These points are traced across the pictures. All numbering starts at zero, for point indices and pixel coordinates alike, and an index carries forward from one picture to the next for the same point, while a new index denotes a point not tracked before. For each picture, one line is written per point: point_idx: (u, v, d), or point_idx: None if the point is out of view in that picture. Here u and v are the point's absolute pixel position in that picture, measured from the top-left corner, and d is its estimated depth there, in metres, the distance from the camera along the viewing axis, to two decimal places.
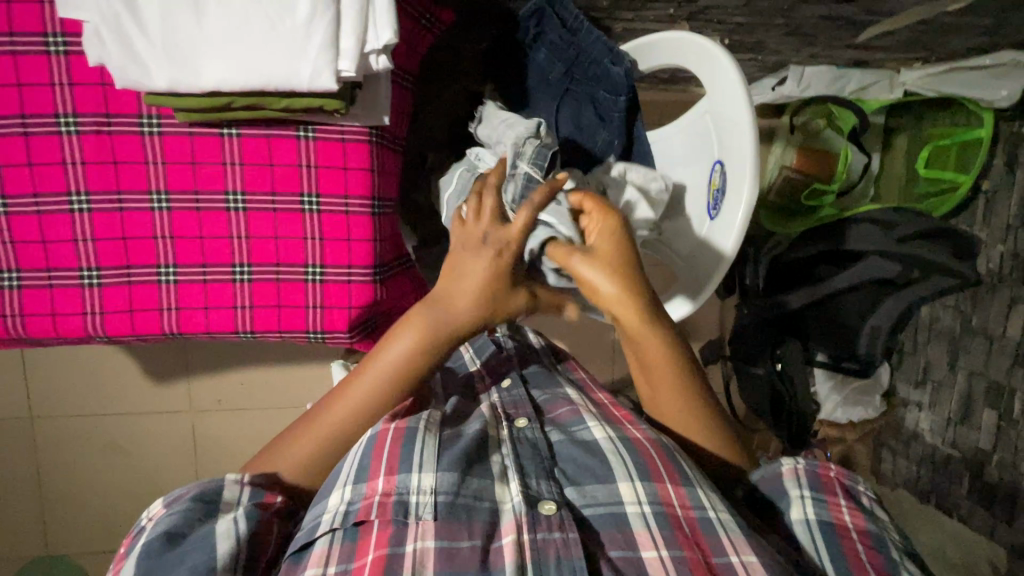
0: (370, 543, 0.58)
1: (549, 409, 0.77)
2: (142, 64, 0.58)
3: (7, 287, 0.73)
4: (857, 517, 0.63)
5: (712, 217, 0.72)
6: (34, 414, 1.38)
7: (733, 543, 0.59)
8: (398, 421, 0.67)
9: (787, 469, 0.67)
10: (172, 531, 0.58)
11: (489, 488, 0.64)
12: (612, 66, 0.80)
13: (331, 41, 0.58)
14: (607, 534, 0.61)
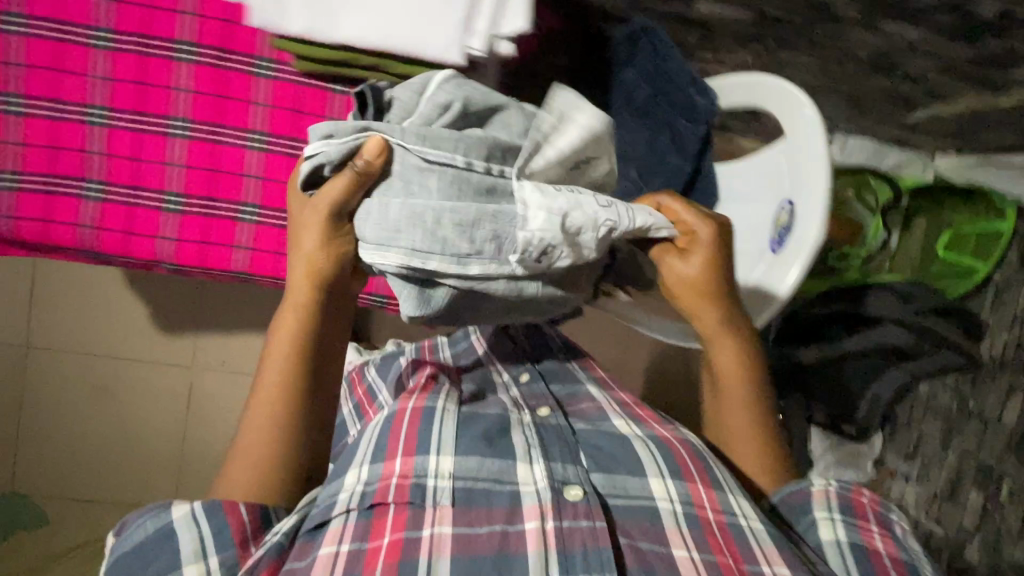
0: (383, 526, 0.62)
1: (568, 404, 0.84)
2: (281, 5, 0.58)
3: (91, 198, 0.81)
4: (889, 545, 0.64)
5: (775, 251, 0.75)
6: (32, 345, 1.35)
7: (764, 554, 0.61)
8: (416, 401, 0.74)
9: (819, 490, 0.69)
10: (135, 542, 0.59)
11: (510, 469, 0.67)
12: (697, 97, 0.83)
13: (468, 18, 0.58)
14: (636, 526, 0.63)
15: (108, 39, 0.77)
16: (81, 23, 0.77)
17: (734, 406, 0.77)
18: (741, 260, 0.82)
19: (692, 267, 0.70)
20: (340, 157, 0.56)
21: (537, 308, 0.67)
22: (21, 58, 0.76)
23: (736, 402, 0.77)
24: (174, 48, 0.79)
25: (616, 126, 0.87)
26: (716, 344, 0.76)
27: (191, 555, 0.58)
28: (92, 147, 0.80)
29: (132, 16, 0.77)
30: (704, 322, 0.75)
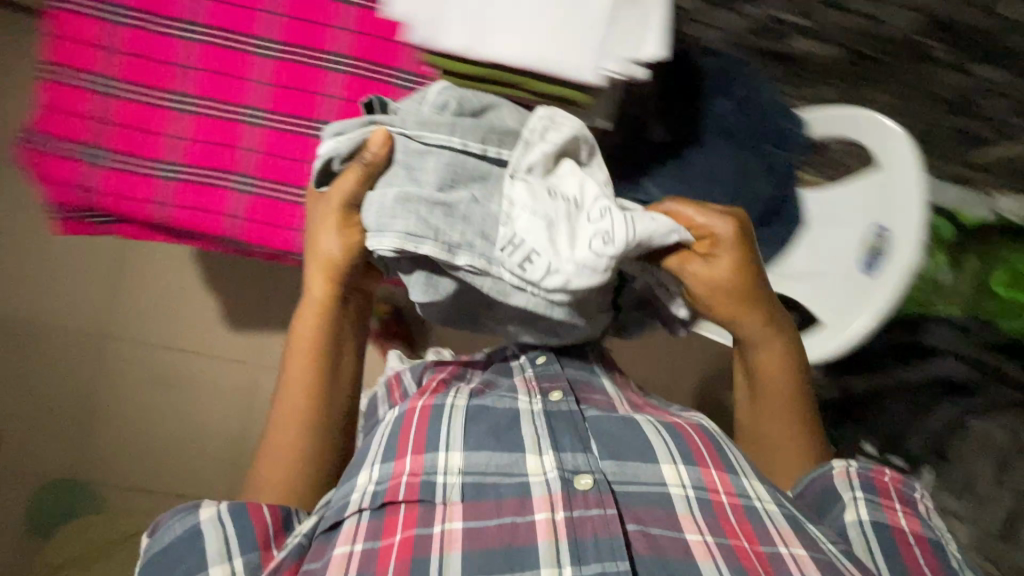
0: (395, 523, 0.68)
1: (583, 392, 0.83)
2: (442, 24, 0.64)
3: (240, 191, 0.85)
4: (912, 524, 0.70)
5: (870, 275, 0.78)
6: (108, 333, 1.41)
7: (782, 533, 0.67)
8: (425, 400, 0.78)
9: (840, 470, 0.75)
10: (166, 543, 0.67)
11: (520, 463, 0.71)
12: (789, 128, 0.90)
13: (611, 45, 0.63)
14: (653, 512, 0.68)
15: (268, 48, 0.83)
16: (251, 35, 0.83)
17: (773, 407, 0.81)
18: (829, 284, 0.85)
19: (715, 268, 0.73)
20: (348, 152, 0.66)
21: (538, 330, 0.76)
22: (196, 63, 0.83)
23: (777, 404, 0.81)
24: (322, 58, 0.84)
25: (708, 153, 0.91)
26: (758, 348, 0.80)
27: (217, 556, 0.65)
28: (248, 146, 0.84)
29: (291, 29, 0.83)
30: (747, 326, 0.78)
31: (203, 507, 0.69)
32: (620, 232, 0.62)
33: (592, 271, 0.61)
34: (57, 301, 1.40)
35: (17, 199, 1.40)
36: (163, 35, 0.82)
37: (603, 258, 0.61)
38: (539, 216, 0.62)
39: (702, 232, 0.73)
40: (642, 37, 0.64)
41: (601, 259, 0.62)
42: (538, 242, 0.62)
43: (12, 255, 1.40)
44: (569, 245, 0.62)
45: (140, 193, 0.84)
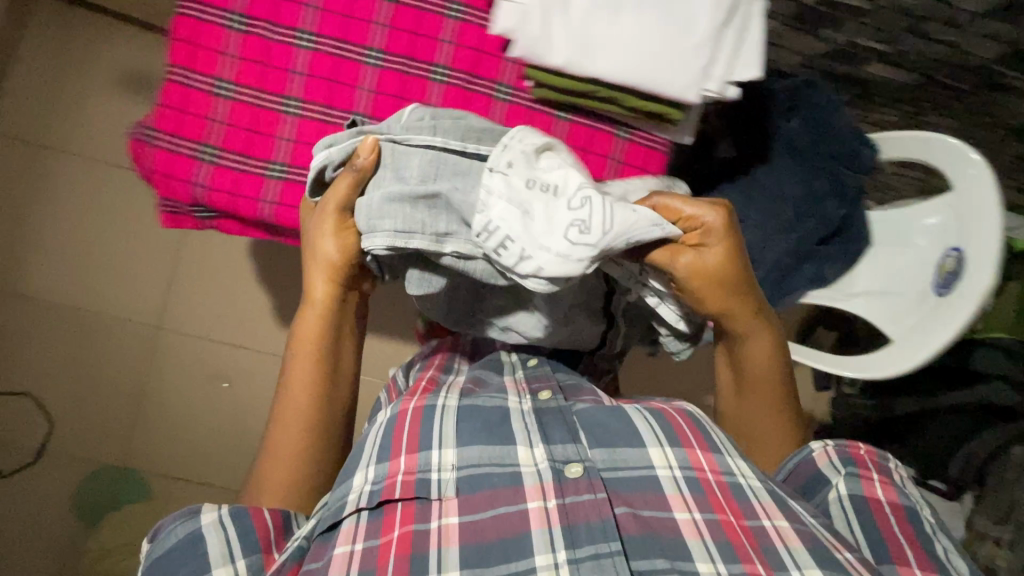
0: (394, 521, 0.66)
1: (573, 391, 0.83)
2: (549, 41, 0.66)
3: None
4: (889, 493, 0.70)
5: (942, 294, 0.79)
6: (162, 325, 1.44)
7: (765, 508, 0.66)
8: (416, 400, 0.75)
9: (819, 452, 0.75)
10: (167, 547, 0.64)
11: (512, 453, 0.70)
12: (860, 147, 0.91)
13: (711, 66, 0.66)
14: (641, 496, 0.67)
15: (310, 39, 0.72)
16: (333, 36, 0.72)
17: (762, 400, 0.82)
18: (900, 299, 0.87)
19: (704, 260, 0.69)
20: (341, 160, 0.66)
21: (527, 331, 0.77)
22: (236, 49, 0.72)
23: (766, 398, 0.82)
24: (365, 53, 0.73)
25: (777, 171, 0.94)
26: (750, 345, 0.80)
27: (219, 558, 0.63)
28: (284, 135, 0.73)
29: (336, 18, 0.72)
30: (739, 323, 0.78)
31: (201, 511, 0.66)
32: (599, 224, 0.60)
33: (568, 261, 0.60)
34: (111, 293, 1.43)
35: (73, 192, 1.41)
36: (205, 17, 0.71)
37: (580, 249, 0.59)
38: (515, 205, 0.60)
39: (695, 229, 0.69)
40: (739, 61, 0.68)
41: (577, 249, 0.60)
42: (515, 231, 0.60)
43: (67, 249, 1.41)
44: (546, 234, 0.60)
45: (175, 175, 0.72)
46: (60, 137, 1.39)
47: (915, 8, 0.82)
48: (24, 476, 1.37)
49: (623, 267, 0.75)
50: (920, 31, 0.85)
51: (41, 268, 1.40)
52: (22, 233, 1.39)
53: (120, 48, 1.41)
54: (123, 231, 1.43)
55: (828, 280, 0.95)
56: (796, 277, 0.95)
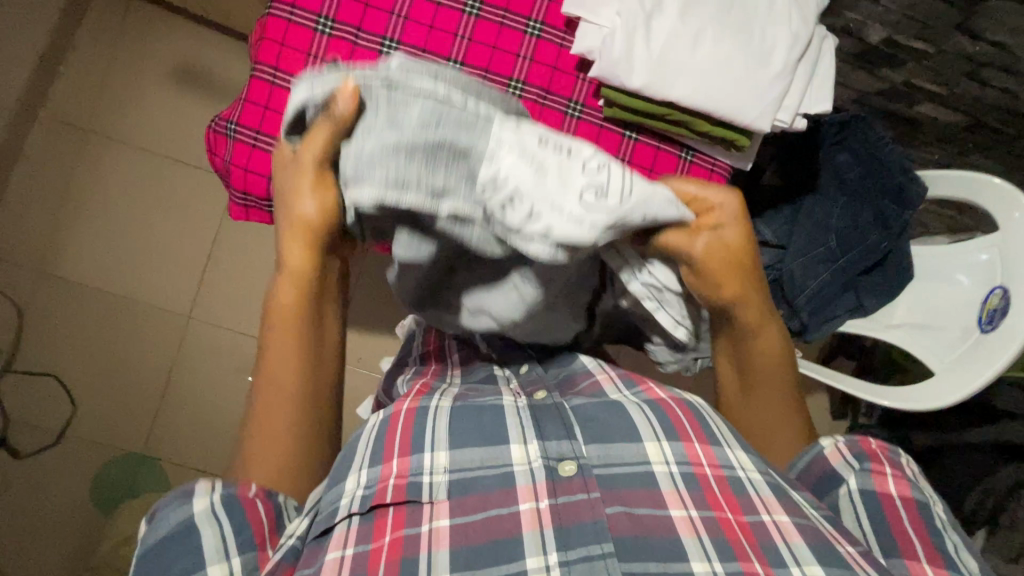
0: (385, 525, 0.58)
1: (572, 385, 0.74)
2: (630, 63, 0.68)
3: None
4: (901, 485, 0.57)
5: (985, 330, 0.80)
6: (192, 314, 1.45)
7: (765, 502, 0.57)
8: (410, 402, 0.69)
9: (831, 449, 0.62)
10: (155, 539, 0.53)
11: (502, 452, 0.63)
12: (906, 183, 0.91)
13: (783, 96, 0.69)
14: (632, 492, 0.58)
15: (393, 47, 0.74)
16: (415, 44, 0.75)
17: (771, 407, 0.71)
18: (939, 333, 0.88)
19: (724, 238, 0.64)
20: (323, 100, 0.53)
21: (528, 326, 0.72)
22: (321, 51, 0.73)
23: (777, 405, 0.70)
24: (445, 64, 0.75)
25: (821, 199, 0.97)
26: (755, 340, 0.70)
27: (214, 555, 0.52)
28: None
29: (419, 28, 0.75)
30: (747, 317, 0.68)
31: (194, 496, 0.55)
32: (617, 191, 0.52)
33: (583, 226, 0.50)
34: (142, 280, 1.43)
35: (116, 177, 1.43)
36: (295, 19, 0.73)
37: (600, 214, 0.50)
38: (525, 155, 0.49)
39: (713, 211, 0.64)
40: (809, 96, 0.71)
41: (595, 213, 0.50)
42: (526, 187, 0.50)
43: (104, 233, 1.42)
44: (562, 193, 0.50)
45: (254, 169, 0.74)
46: (108, 123, 1.42)
47: (977, 55, 0.86)
48: (42, 457, 1.37)
49: (623, 257, 0.67)
50: (979, 76, 0.89)
51: (76, 250, 1.41)
52: (61, 215, 1.41)
53: (174, 40, 1.45)
54: (161, 218, 1.44)
55: (868, 309, 0.98)
56: (835, 304, 0.99)
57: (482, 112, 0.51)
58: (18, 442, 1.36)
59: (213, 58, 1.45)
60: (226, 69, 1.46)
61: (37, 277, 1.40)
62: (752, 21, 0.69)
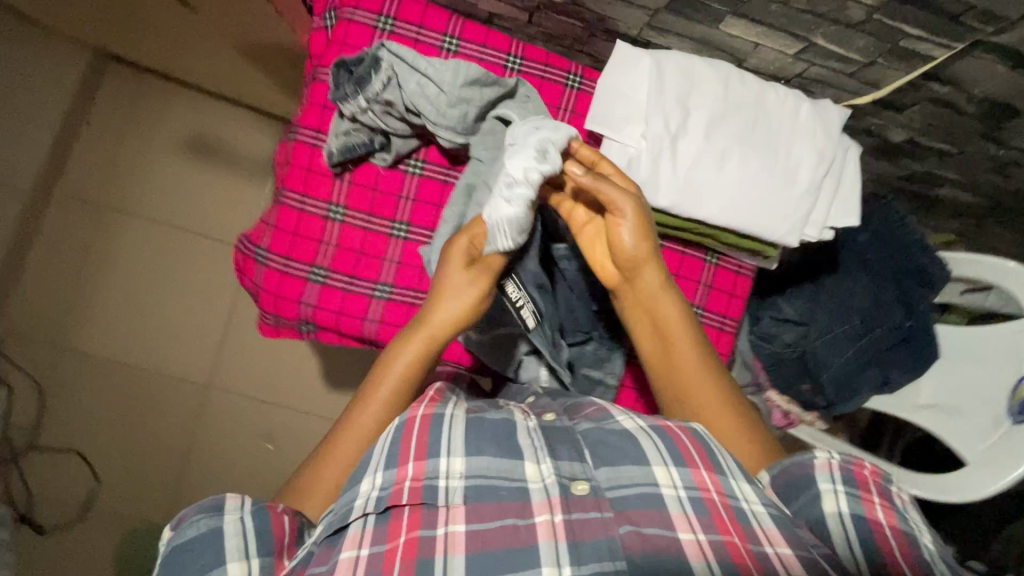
0: (401, 525, 0.51)
1: (573, 410, 0.66)
2: (656, 184, 0.68)
3: None
4: (888, 514, 0.52)
5: (1016, 421, 0.79)
6: (212, 384, 1.45)
7: (769, 536, 0.49)
8: (426, 407, 0.60)
9: (821, 462, 0.55)
10: (181, 543, 0.51)
11: (518, 467, 0.55)
12: (929, 265, 0.92)
13: (809, 214, 0.69)
14: (638, 513, 0.51)
15: (419, 166, 0.75)
16: (440, 163, 0.75)
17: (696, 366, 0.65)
18: (968, 419, 0.87)
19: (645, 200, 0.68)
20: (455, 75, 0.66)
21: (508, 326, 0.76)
22: (348, 174, 0.74)
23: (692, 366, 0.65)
24: None
25: (843, 280, 0.96)
26: (657, 296, 0.67)
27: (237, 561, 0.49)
28: (389, 257, 0.74)
29: (442, 149, 0.75)
30: (647, 268, 0.67)
31: (225, 510, 0.53)
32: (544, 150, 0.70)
33: None
34: (161, 351, 1.44)
35: (131, 251, 1.43)
36: (319, 144, 0.74)
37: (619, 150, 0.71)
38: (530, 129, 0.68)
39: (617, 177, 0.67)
40: (836, 208, 0.71)
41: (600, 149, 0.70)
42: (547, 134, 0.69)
43: (122, 306, 1.43)
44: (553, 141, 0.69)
45: (286, 295, 0.74)
46: (122, 197, 1.43)
47: (1000, 156, 0.82)
48: (65, 533, 1.37)
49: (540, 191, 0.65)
50: (1004, 172, 0.85)
51: (97, 324, 1.42)
52: (80, 288, 1.41)
53: (185, 113, 1.45)
54: (178, 288, 1.45)
55: (893, 385, 0.96)
56: (861, 381, 0.96)
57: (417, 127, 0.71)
58: (42, 518, 1.36)
59: (227, 131, 1.46)
60: (242, 141, 1.46)
61: (55, 353, 1.40)
62: (777, 139, 0.69)
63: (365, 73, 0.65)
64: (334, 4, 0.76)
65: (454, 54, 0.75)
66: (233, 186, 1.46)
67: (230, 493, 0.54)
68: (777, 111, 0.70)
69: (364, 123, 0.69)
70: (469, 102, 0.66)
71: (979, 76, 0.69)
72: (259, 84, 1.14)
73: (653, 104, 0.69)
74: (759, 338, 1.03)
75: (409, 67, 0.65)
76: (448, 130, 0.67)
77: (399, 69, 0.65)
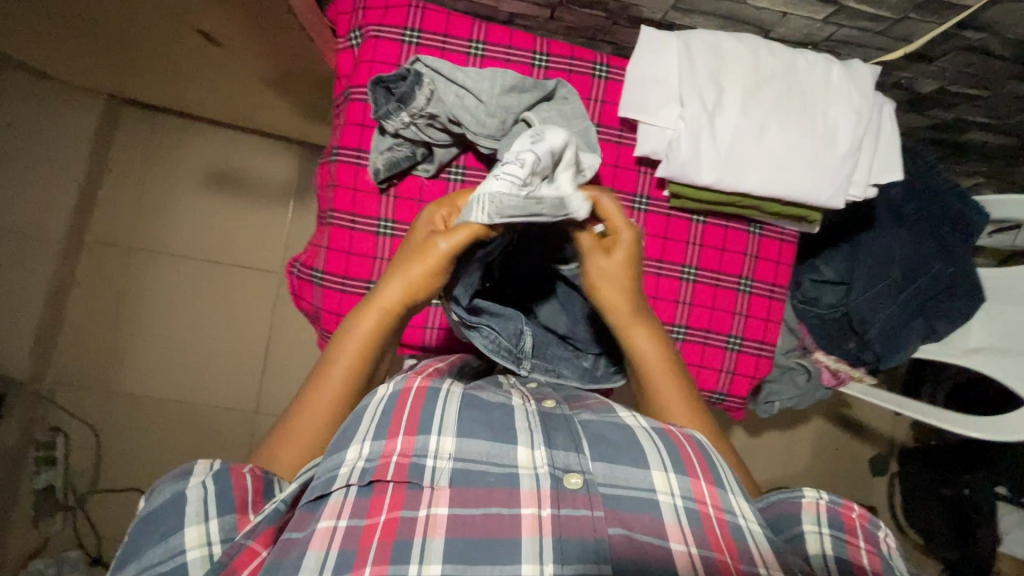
0: (383, 503, 0.51)
1: (574, 401, 0.67)
2: (698, 162, 0.69)
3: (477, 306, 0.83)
4: (872, 558, 0.56)
5: None
6: (257, 410, 1.48)
7: (764, 556, 0.50)
8: (420, 379, 0.60)
9: (810, 501, 0.60)
10: (150, 508, 0.53)
11: (509, 451, 0.55)
12: (967, 212, 0.93)
13: (850, 175, 0.70)
14: (632, 517, 0.52)
15: (460, 173, 0.76)
16: (479, 167, 0.76)
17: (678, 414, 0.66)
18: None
19: (614, 258, 0.65)
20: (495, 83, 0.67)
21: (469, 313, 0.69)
22: (393, 190, 0.75)
23: (679, 412, 0.66)
24: None
25: (881, 236, 0.95)
26: (633, 335, 0.68)
27: (195, 517, 0.51)
28: None
29: (480, 154, 0.76)
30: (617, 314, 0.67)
31: (193, 472, 0.55)
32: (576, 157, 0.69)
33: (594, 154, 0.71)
34: (206, 383, 1.47)
35: (164, 289, 1.46)
36: (361, 162, 0.75)
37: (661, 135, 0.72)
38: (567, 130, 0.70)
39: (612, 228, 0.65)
40: (878, 166, 0.73)
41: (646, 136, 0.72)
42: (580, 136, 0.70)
43: (162, 344, 1.46)
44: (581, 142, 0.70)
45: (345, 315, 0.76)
46: (149, 238, 1.45)
47: None
48: None
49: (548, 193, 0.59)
50: None
51: (141, 364, 1.45)
52: (121, 331, 1.44)
53: (201, 147, 1.46)
54: (214, 320, 1.47)
55: (941, 334, 0.95)
56: (907, 333, 0.96)
57: (456, 137, 0.72)
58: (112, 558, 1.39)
59: (243, 160, 1.47)
60: (259, 167, 1.47)
61: (106, 398, 1.44)
62: (812, 104, 0.70)
63: (408, 90, 0.65)
64: (358, 23, 0.77)
65: (481, 58, 0.76)
66: (256, 213, 1.48)
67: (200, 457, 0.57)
68: (809, 78, 0.71)
69: (407, 137, 0.70)
70: (510, 107, 0.67)
71: (1011, 19, 0.69)
72: (277, 108, 1.15)
73: (687, 85, 0.69)
74: (803, 301, 1.06)
75: (448, 80, 0.66)
76: (490, 137, 0.68)
77: (440, 85, 0.66)
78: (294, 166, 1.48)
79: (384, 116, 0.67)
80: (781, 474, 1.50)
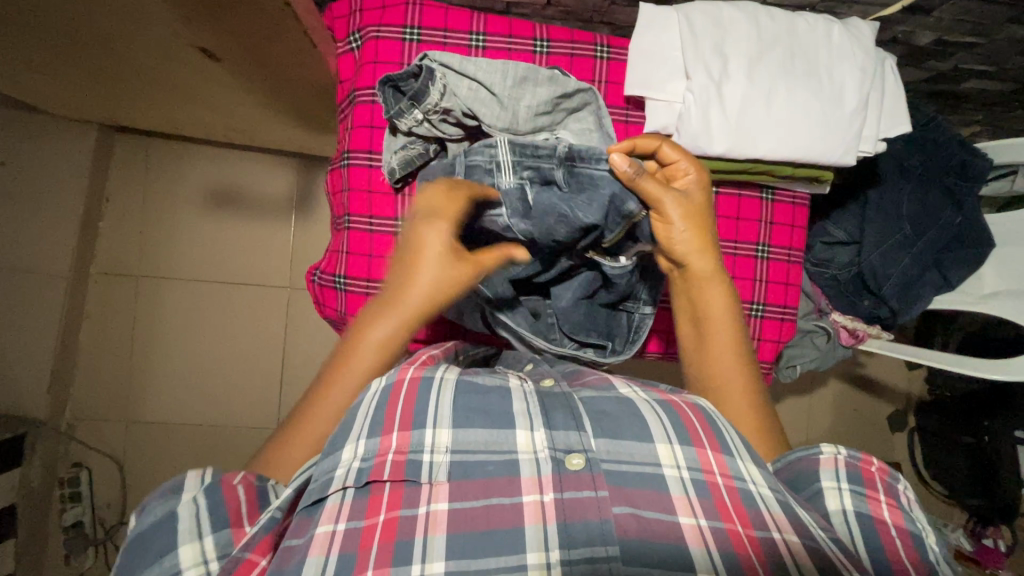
0: (382, 503, 0.50)
1: (573, 378, 0.67)
2: (709, 132, 0.70)
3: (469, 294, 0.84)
4: (895, 514, 0.53)
5: None
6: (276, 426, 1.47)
7: (775, 519, 0.49)
8: (415, 370, 0.60)
9: (828, 457, 0.57)
10: (139, 530, 0.51)
11: (508, 437, 0.55)
12: (971, 160, 0.94)
13: (859, 131, 0.71)
14: (637, 494, 0.51)
15: None
16: None
17: (726, 366, 0.67)
18: None
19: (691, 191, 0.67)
20: (505, 76, 0.67)
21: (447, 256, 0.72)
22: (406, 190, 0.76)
23: (734, 364, 0.67)
24: None
25: (888, 192, 0.96)
26: (705, 285, 0.69)
27: (187, 534, 0.49)
28: None
29: None
30: (699, 260, 0.68)
31: (183, 488, 0.53)
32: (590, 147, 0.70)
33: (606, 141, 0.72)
34: (222, 403, 1.46)
35: (171, 314, 1.45)
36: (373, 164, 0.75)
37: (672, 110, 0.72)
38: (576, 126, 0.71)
39: (678, 169, 0.68)
40: (886, 122, 0.75)
41: (658, 111, 0.72)
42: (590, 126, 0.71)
43: (175, 368, 1.45)
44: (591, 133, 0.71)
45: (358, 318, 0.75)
46: (151, 264, 1.44)
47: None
48: None
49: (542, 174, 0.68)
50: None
51: (155, 391, 1.44)
52: (133, 361, 1.43)
53: (197, 168, 1.46)
54: (224, 340, 1.47)
55: (954, 283, 0.98)
56: (921, 285, 0.99)
57: (469, 133, 0.72)
58: None
59: (243, 178, 1.47)
60: (258, 183, 1.47)
61: (123, 429, 1.43)
62: (817, 67, 0.71)
63: (421, 87, 0.66)
64: (358, 26, 0.77)
65: (483, 50, 0.76)
66: (258, 230, 1.47)
67: (190, 472, 0.55)
68: (811, 40, 0.72)
69: (420, 134, 0.71)
70: (522, 98, 0.67)
71: None
72: (277, 122, 1.15)
73: (692, 57, 0.70)
74: (817, 263, 1.07)
75: (458, 75, 0.67)
76: (505, 130, 0.69)
77: (451, 81, 0.67)
78: (293, 179, 1.48)
79: (397, 116, 0.68)
80: (804, 439, 1.51)
